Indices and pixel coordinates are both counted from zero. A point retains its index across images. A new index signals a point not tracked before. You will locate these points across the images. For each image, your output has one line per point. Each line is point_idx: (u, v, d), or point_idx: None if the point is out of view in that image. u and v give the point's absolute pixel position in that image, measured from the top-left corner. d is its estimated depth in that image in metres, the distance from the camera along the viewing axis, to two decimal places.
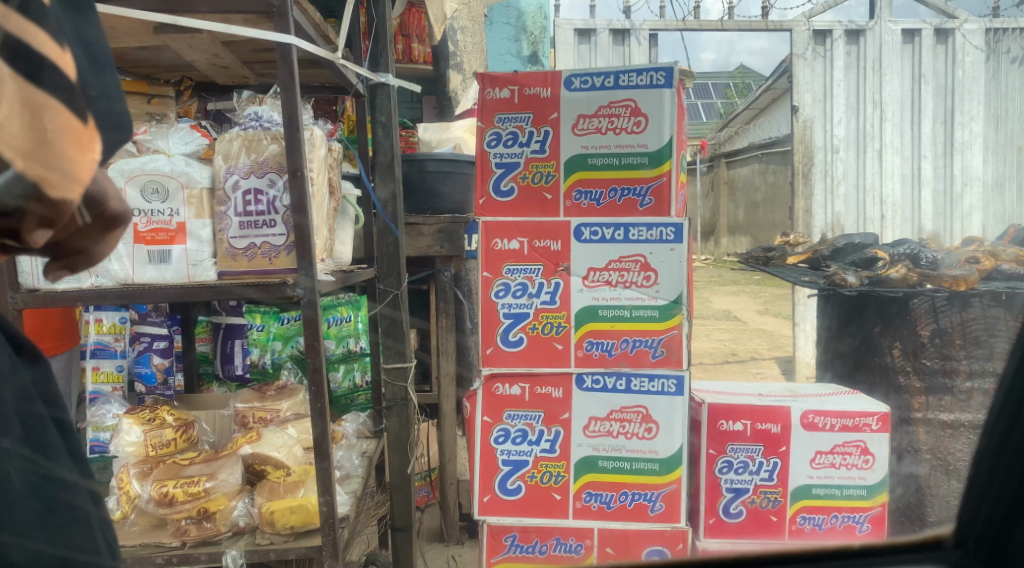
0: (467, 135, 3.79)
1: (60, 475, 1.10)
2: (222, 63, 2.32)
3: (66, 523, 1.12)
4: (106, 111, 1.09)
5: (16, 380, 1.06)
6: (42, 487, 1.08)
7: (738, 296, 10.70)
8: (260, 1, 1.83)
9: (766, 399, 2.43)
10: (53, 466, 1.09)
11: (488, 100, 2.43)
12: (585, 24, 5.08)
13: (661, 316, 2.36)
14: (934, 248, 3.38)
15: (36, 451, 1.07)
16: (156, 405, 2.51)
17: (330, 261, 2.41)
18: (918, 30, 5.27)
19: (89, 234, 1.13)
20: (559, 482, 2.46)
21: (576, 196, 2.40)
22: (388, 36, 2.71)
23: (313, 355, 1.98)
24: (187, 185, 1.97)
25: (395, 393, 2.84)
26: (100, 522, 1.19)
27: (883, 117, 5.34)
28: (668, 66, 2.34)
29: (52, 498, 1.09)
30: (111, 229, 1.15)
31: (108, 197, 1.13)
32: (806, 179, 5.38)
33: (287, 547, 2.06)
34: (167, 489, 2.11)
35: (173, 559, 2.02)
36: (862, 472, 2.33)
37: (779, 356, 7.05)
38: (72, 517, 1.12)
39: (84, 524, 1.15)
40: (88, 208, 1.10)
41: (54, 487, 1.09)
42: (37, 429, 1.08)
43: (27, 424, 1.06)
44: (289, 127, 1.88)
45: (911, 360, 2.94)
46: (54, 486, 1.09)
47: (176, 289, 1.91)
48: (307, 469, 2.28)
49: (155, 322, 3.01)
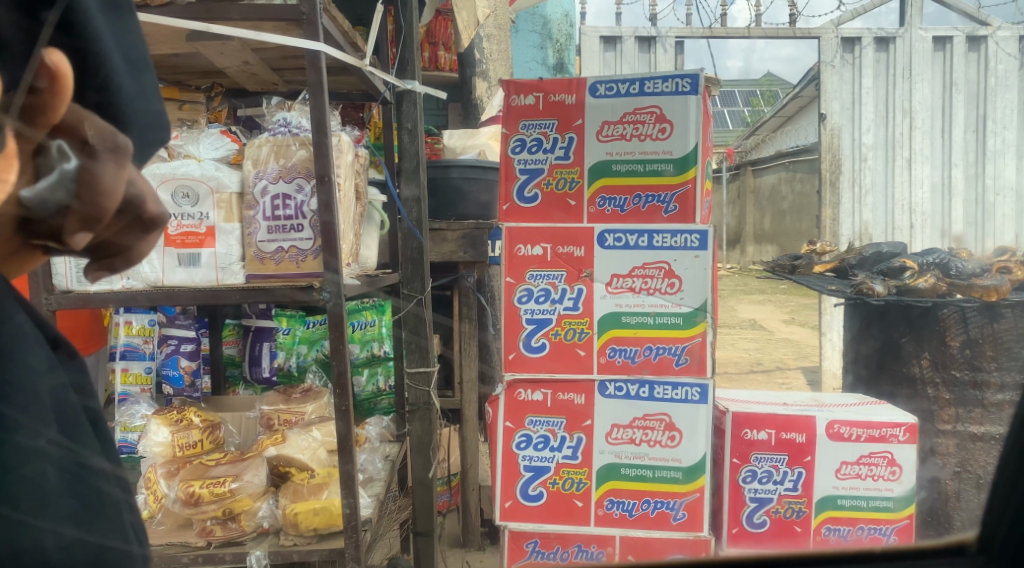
0: (492, 142, 3.82)
1: (92, 462, 1.04)
2: (252, 70, 2.37)
3: (102, 513, 1.05)
4: (142, 112, 1.08)
5: (50, 374, 1.01)
6: (76, 476, 1.01)
7: (763, 306, 10.62)
8: (290, 9, 1.86)
9: (791, 409, 2.41)
10: (84, 453, 1.04)
11: (513, 107, 2.46)
12: (611, 32, 5.13)
13: (685, 323, 2.35)
14: (964, 258, 3.33)
15: (70, 437, 1.01)
16: (184, 406, 2.56)
17: (356, 265, 2.45)
18: (950, 37, 5.20)
19: (130, 236, 1.07)
20: (581, 489, 2.45)
21: (599, 202, 2.40)
22: (415, 44, 2.74)
23: (338, 359, 2.00)
24: (217, 190, 2.01)
25: (418, 397, 2.86)
26: (125, 507, 1.13)
27: (913, 125, 5.28)
28: (694, 73, 2.34)
29: (85, 486, 1.03)
30: (150, 230, 1.10)
31: (148, 199, 1.07)
32: (833, 187, 5.34)
33: (310, 549, 2.09)
34: (194, 488, 2.14)
35: (199, 559, 2.06)
36: (889, 483, 2.29)
37: (805, 366, 6.98)
38: (104, 508, 1.06)
39: (116, 516, 1.08)
40: (129, 211, 1.04)
41: (87, 475, 1.03)
42: (69, 417, 1.03)
43: (62, 414, 1.01)
44: (318, 132, 1.92)
45: (940, 371, 2.90)
46: (87, 475, 1.03)
47: (201, 293, 1.95)
48: (331, 471, 2.30)
49: (184, 324, 3.05)
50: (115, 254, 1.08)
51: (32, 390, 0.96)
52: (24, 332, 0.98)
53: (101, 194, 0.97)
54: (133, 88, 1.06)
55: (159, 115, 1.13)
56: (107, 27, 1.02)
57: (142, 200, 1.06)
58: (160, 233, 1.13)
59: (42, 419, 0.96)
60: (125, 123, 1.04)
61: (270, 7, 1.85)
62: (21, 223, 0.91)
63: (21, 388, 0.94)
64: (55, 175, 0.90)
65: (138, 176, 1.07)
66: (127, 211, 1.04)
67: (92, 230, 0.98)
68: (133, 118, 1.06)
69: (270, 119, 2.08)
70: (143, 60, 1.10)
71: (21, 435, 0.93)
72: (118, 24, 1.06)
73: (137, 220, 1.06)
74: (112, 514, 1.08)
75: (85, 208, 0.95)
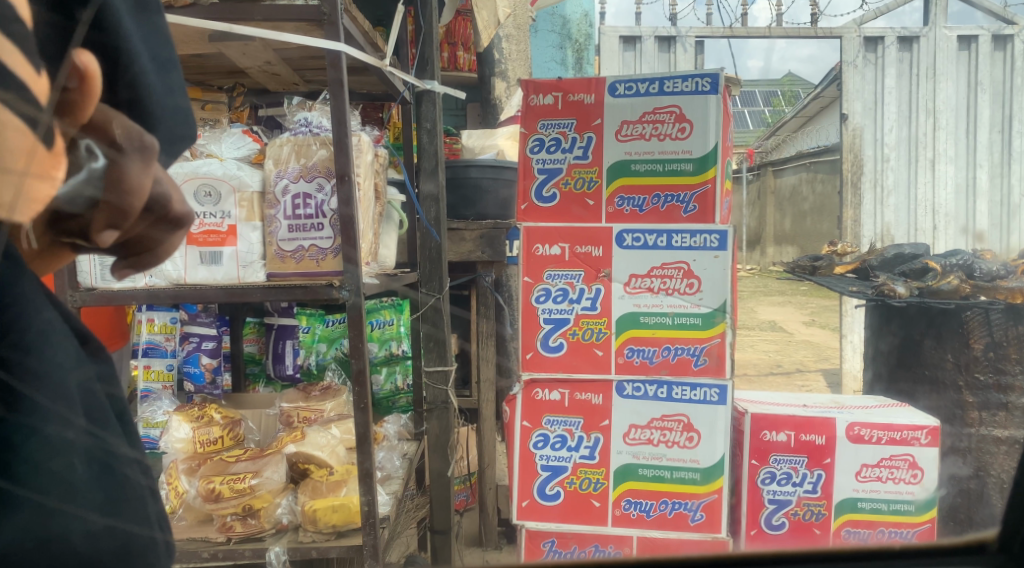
0: (510, 142, 3.83)
1: (119, 449, 1.03)
2: (273, 70, 2.39)
3: (132, 500, 1.04)
4: (170, 108, 1.10)
5: (79, 366, 0.99)
6: (104, 464, 1.00)
7: (783, 307, 10.55)
8: (311, 9, 1.88)
9: (810, 411, 2.39)
10: (111, 440, 1.02)
11: (532, 107, 2.46)
12: (630, 32, 5.13)
13: (704, 323, 2.34)
14: (988, 259, 3.28)
15: (97, 425, 1.00)
16: (205, 403, 2.59)
17: (375, 264, 2.46)
18: (976, 36, 5.07)
19: (155, 234, 1.08)
20: (598, 489, 2.45)
21: (618, 202, 2.40)
22: (434, 44, 2.74)
23: (357, 357, 2.01)
24: (238, 189, 2.02)
25: (436, 396, 2.87)
26: (151, 492, 1.11)
27: (937, 125, 5.23)
28: (714, 72, 2.32)
29: (113, 474, 1.01)
30: (174, 227, 1.10)
31: (172, 197, 1.08)
32: (855, 187, 5.43)
33: (329, 546, 2.11)
34: (214, 485, 2.15)
35: (219, 554, 2.10)
36: (910, 486, 2.26)
37: (825, 369, 6.92)
38: (133, 495, 1.04)
39: (145, 503, 1.07)
40: (154, 209, 1.05)
41: (115, 462, 1.02)
42: (97, 404, 1.01)
43: (88, 403, 0.99)
44: (338, 132, 1.94)
45: (963, 374, 2.90)
46: (115, 462, 1.02)
47: (222, 290, 2.01)
48: (349, 468, 2.31)
49: (205, 322, 3.11)
50: (139, 249, 1.08)
51: (61, 381, 0.94)
52: (58, 329, 0.96)
53: (129, 192, 0.96)
54: (160, 85, 1.08)
55: (186, 110, 1.15)
56: (135, 25, 1.03)
57: (166, 199, 1.07)
58: (185, 229, 1.14)
59: (66, 416, 0.93)
60: (153, 121, 1.06)
61: (291, 8, 1.87)
62: (50, 223, 0.90)
63: (49, 380, 0.92)
64: (85, 172, 0.89)
65: (163, 174, 1.07)
66: (152, 209, 1.04)
67: (119, 228, 0.97)
68: (161, 115, 1.08)
69: (292, 119, 2.09)
70: (170, 57, 1.12)
71: (47, 425, 0.91)
72: (146, 22, 1.07)
73: (161, 216, 1.06)
74: (143, 502, 1.06)
75: (115, 207, 0.94)
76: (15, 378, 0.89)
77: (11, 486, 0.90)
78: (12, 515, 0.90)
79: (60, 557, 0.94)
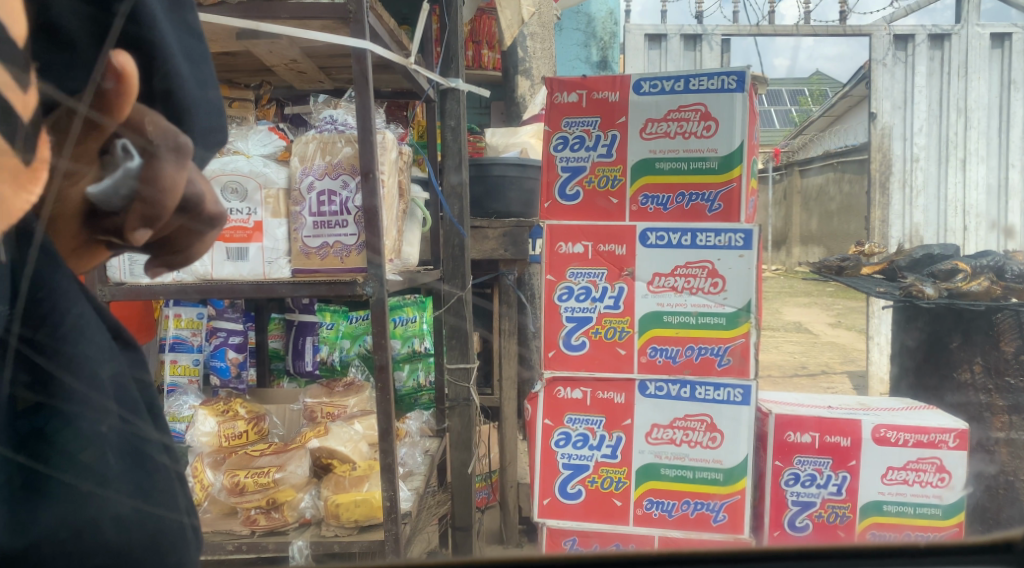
0: (534, 140, 3.85)
1: (150, 436, 1.03)
2: (299, 68, 2.42)
3: (160, 486, 1.02)
4: (203, 104, 1.05)
5: (110, 357, 0.98)
6: (134, 452, 0.99)
7: (809, 309, 10.48)
8: (337, 8, 1.89)
9: (835, 411, 2.36)
10: (141, 426, 1.02)
11: (557, 105, 2.46)
12: (656, 30, 5.16)
13: (728, 323, 2.32)
14: (1020, 260, 3.22)
15: (128, 411, 0.99)
16: (230, 397, 2.63)
17: (398, 261, 2.48)
18: (1008, 33, 5.08)
19: (186, 238, 1.03)
20: (620, 488, 2.44)
21: (642, 200, 2.39)
22: (458, 44, 2.77)
23: (380, 353, 2.03)
24: (265, 186, 2.05)
25: (458, 393, 2.87)
26: (178, 477, 1.10)
27: (968, 124, 5.22)
28: (740, 70, 2.30)
29: (143, 460, 1.01)
30: (207, 231, 1.06)
31: (206, 198, 1.03)
32: (883, 189, 5.40)
33: (351, 540, 2.13)
34: (239, 478, 2.19)
35: (243, 547, 2.12)
36: (938, 490, 2.22)
37: (851, 371, 6.85)
38: (161, 481, 1.03)
39: (172, 491, 1.04)
40: (188, 210, 1.00)
41: (144, 449, 1.01)
42: (127, 394, 1.00)
43: (119, 393, 0.98)
44: (363, 130, 1.95)
45: (994, 377, 2.90)
46: (145, 449, 1.01)
47: (252, 284, 2.01)
48: (372, 464, 2.34)
49: (231, 317, 3.13)
50: (172, 248, 1.04)
51: (95, 370, 0.93)
52: (88, 322, 0.95)
53: (163, 191, 0.92)
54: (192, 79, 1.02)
55: (216, 107, 1.10)
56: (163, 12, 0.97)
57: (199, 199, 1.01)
58: (221, 225, 1.10)
59: (100, 408, 0.93)
60: (186, 117, 1.01)
61: (316, 6, 1.88)
62: (83, 216, 0.90)
63: (82, 369, 0.91)
64: (119, 171, 0.87)
65: (196, 174, 1.02)
66: (184, 211, 0.99)
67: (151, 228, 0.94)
68: (194, 109, 1.03)
69: (317, 117, 2.12)
70: (200, 49, 1.06)
71: (80, 413, 0.91)
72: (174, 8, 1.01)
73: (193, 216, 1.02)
74: (171, 489, 1.04)
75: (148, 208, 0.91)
76: (43, 357, 0.89)
77: (48, 472, 0.88)
78: (45, 502, 0.88)
79: (92, 544, 0.91)
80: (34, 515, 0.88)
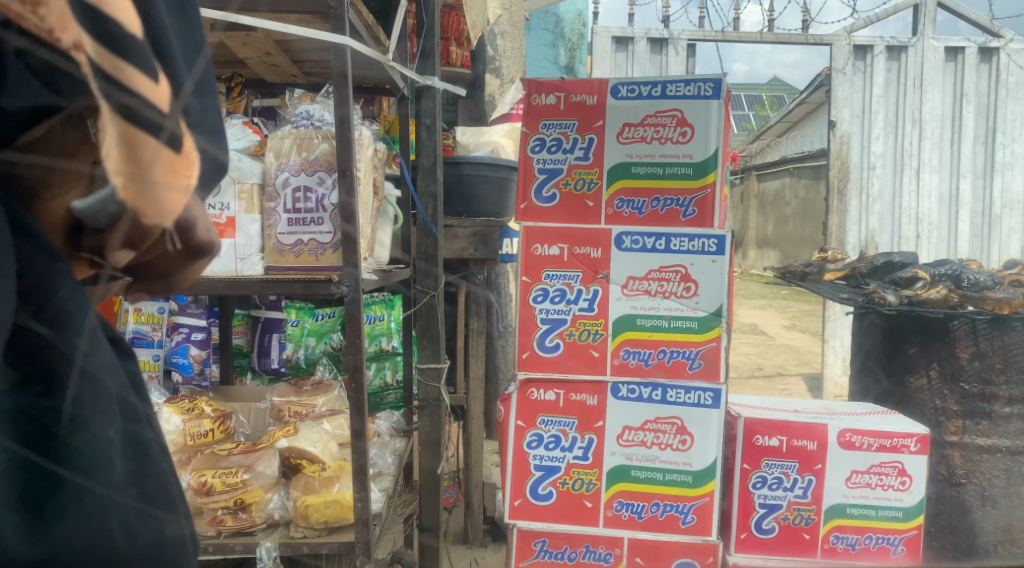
0: (504, 139, 3.86)
1: (149, 436, 0.97)
2: (272, 61, 2.37)
3: (164, 489, 0.96)
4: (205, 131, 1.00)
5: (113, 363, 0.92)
6: (138, 452, 0.94)
7: (764, 311, 10.70)
8: (317, 2, 1.86)
9: (802, 416, 2.41)
10: (141, 427, 0.96)
11: (534, 106, 2.45)
12: (623, 33, 5.33)
13: (700, 327, 2.35)
14: (974, 269, 3.36)
15: (130, 418, 0.94)
16: (195, 395, 2.57)
17: (370, 260, 2.47)
18: (962, 48, 5.49)
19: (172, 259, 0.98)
20: (591, 490, 2.45)
21: (618, 204, 2.40)
22: (435, 41, 2.74)
23: (353, 352, 2.01)
24: (238, 180, 2.02)
25: (428, 393, 2.85)
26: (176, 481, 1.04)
27: (922, 134, 5.51)
28: (717, 77, 2.33)
29: (146, 462, 0.95)
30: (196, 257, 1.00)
31: (198, 223, 0.97)
32: (840, 195, 5.51)
33: (320, 542, 2.09)
34: (207, 478, 2.13)
35: (209, 548, 2.06)
36: (898, 493, 2.30)
37: (806, 373, 7.01)
38: (165, 484, 0.97)
39: (173, 493, 0.98)
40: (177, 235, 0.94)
41: (149, 450, 0.96)
42: (134, 409, 0.95)
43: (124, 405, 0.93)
44: (341, 126, 1.91)
45: (949, 383, 3.02)
46: (147, 451, 0.95)
47: (222, 281, 1.96)
48: (341, 465, 2.31)
49: (195, 313, 3.07)
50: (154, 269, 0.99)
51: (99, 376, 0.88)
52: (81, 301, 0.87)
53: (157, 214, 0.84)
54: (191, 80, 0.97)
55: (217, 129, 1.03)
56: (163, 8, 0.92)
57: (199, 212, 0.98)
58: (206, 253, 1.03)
59: (103, 411, 0.88)
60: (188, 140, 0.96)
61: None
62: (70, 229, 0.89)
63: (79, 392, 0.86)
64: (106, 189, 0.82)
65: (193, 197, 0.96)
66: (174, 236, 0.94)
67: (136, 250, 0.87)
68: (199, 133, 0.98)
69: (292, 112, 2.09)
70: (198, 47, 1.00)
71: (88, 422, 0.87)
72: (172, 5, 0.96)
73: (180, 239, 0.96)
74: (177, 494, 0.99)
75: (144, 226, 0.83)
76: (53, 337, 0.85)
77: (57, 469, 0.85)
78: (64, 514, 0.85)
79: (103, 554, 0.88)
80: (50, 527, 0.84)
